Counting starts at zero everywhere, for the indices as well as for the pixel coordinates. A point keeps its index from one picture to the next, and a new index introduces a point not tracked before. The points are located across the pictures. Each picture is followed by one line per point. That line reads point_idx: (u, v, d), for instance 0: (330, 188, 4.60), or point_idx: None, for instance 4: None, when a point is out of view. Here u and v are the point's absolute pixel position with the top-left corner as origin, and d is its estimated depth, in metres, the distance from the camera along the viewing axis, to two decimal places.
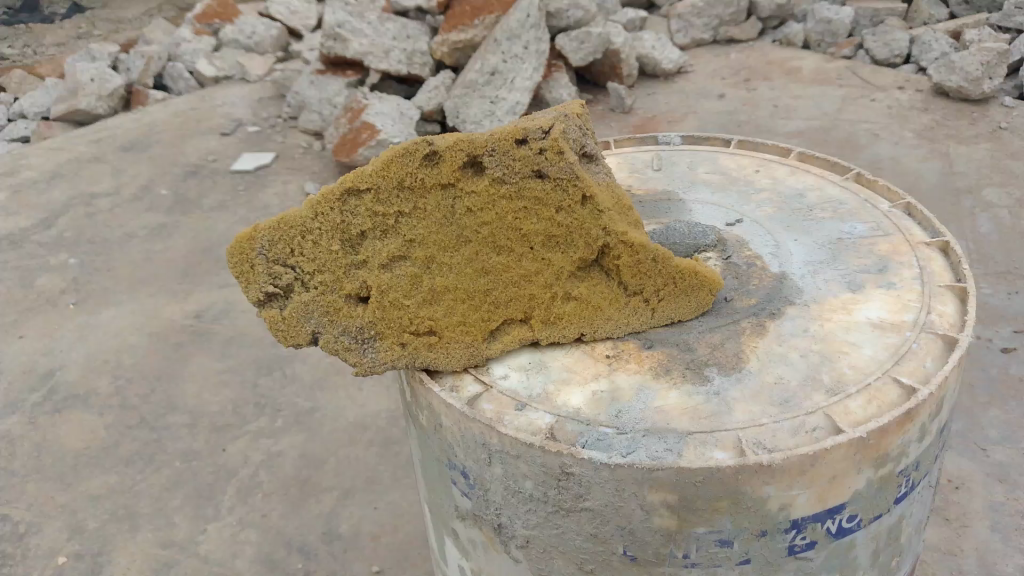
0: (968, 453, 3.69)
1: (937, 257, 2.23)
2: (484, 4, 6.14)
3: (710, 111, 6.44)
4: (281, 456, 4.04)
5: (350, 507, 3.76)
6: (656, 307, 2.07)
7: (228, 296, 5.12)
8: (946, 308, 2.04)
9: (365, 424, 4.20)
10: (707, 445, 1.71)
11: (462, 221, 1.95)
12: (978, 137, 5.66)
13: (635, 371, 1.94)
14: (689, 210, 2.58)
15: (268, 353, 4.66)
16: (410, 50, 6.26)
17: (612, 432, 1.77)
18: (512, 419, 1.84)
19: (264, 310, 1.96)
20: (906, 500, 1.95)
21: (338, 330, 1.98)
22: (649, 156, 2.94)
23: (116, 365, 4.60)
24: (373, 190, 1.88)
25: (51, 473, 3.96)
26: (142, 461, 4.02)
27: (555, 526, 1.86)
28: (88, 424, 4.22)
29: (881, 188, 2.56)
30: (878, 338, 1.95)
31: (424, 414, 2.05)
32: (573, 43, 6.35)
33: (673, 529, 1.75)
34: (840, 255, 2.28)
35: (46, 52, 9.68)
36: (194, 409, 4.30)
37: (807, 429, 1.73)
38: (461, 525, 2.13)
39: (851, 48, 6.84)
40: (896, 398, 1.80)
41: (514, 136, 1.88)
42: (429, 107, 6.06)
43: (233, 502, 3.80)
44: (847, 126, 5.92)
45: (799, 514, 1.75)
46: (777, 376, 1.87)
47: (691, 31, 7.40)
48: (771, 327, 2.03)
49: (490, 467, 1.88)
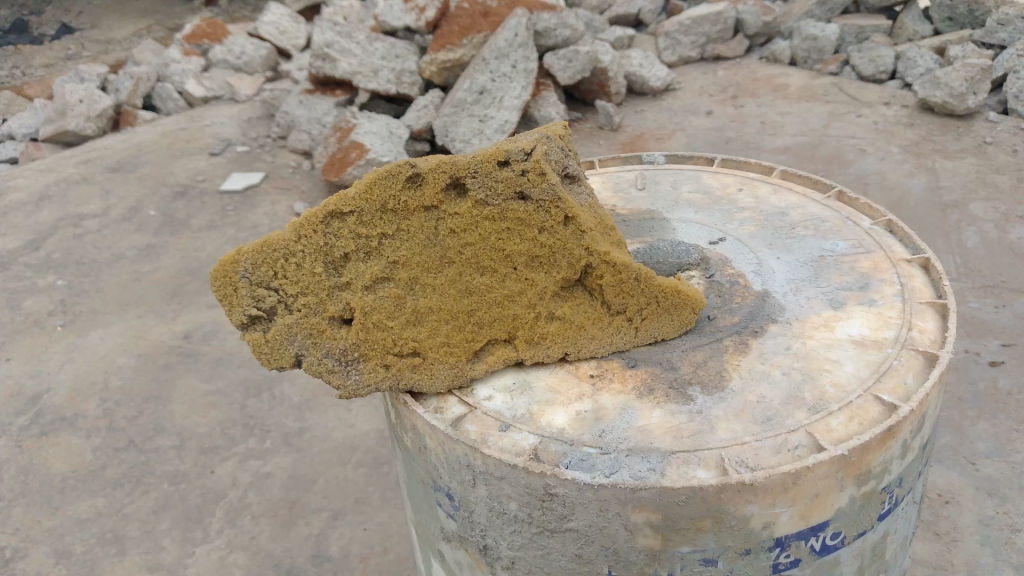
0: (958, 467, 3.69)
1: (918, 274, 2.25)
2: (473, 24, 6.21)
3: (698, 128, 6.49)
4: (270, 477, 4.02)
5: (340, 528, 3.75)
6: (639, 326, 2.08)
7: (217, 317, 5.10)
8: (927, 324, 2.06)
9: (355, 445, 4.19)
10: (690, 464, 1.72)
11: (445, 242, 1.96)
12: (963, 152, 5.71)
13: (618, 391, 1.94)
14: (673, 228, 2.59)
15: (257, 374, 4.65)
16: (399, 70, 6.28)
17: (595, 452, 1.77)
18: (496, 440, 1.84)
19: (246, 333, 1.96)
20: (889, 517, 1.96)
21: (321, 352, 1.97)
22: (634, 175, 2.96)
23: (104, 387, 4.58)
24: (356, 213, 1.90)
25: (38, 497, 3.93)
26: (130, 483, 4.00)
27: (539, 547, 1.86)
28: (76, 447, 4.19)
29: (863, 206, 2.59)
30: (859, 355, 1.97)
31: (408, 435, 2.05)
32: (560, 62, 6.40)
33: (657, 548, 1.75)
34: (822, 272, 2.30)
35: (35, 73, 9.69)
36: (182, 431, 4.28)
37: (789, 447, 1.74)
38: (448, 546, 2.12)
39: (837, 64, 6.90)
40: (878, 415, 1.81)
41: (496, 158, 1.90)
42: (418, 125, 6.10)
43: (221, 525, 3.78)
44: (833, 142, 5.97)
45: (782, 532, 1.76)
46: (759, 394, 1.88)
47: (677, 49, 7.46)
48: (754, 345, 2.04)
49: (474, 488, 1.88)
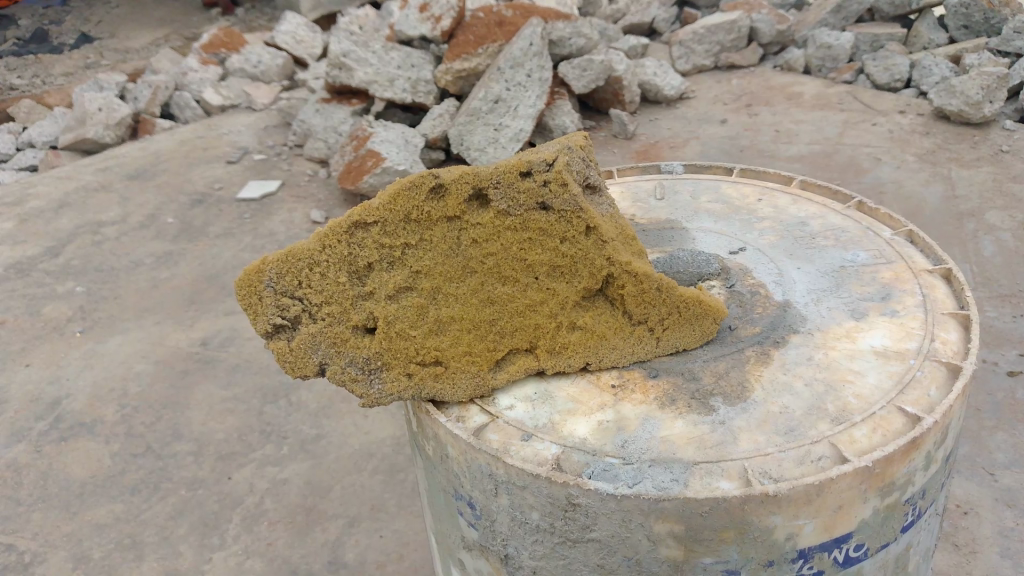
0: (976, 478, 3.67)
1: (940, 285, 2.25)
2: (488, 34, 6.29)
3: (713, 136, 6.49)
4: (287, 484, 4.04)
5: (356, 535, 3.76)
6: (661, 337, 2.08)
7: (234, 324, 5.13)
8: (949, 335, 2.05)
9: (370, 452, 4.21)
10: (713, 475, 1.72)
11: (467, 251, 1.97)
12: (980, 160, 5.69)
13: (640, 401, 1.95)
14: (692, 238, 2.60)
15: (273, 381, 4.68)
16: (415, 79, 6.32)
17: (618, 462, 1.77)
18: (518, 449, 1.85)
19: (271, 342, 1.97)
20: (912, 529, 1.95)
21: (345, 361, 1.99)
22: (652, 185, 2.97)
23: (122, 393, 4.62)
24: (380, 224, 1.91)
25: (57, 502, 3.96)
26: (148, 488, 4.02)
27: (561, 557, 1.86)
28: (95, 453, 4.23)
29: (883, 216, 2.58)
30: (882, 366, 1.96)
31: (430, 444, 2.06)
32: (576, 71, 6.42)
33: (680, 559, 1.75)
34: (843, 283, 2.29)
35: (55, 82, 9.78)
36: (199, 437, 4.31)
37: (812, 458, 1.73)
38: (469, 555, 2.13)
39: (852, 73, 6.89)
40: (901, 426, 1.80)
41: (518, 169, 1.91)
42: (434, 134, 6.13)
43: (238, 531, 3.80)
44: (849, 150, 5.95)
45: (805, 544, 1.75)
46: (782, 405, 1.88)
47: (692, 57, 7.46)
48: (776, 356, 2.04)
49: (496, 498, 1.88)
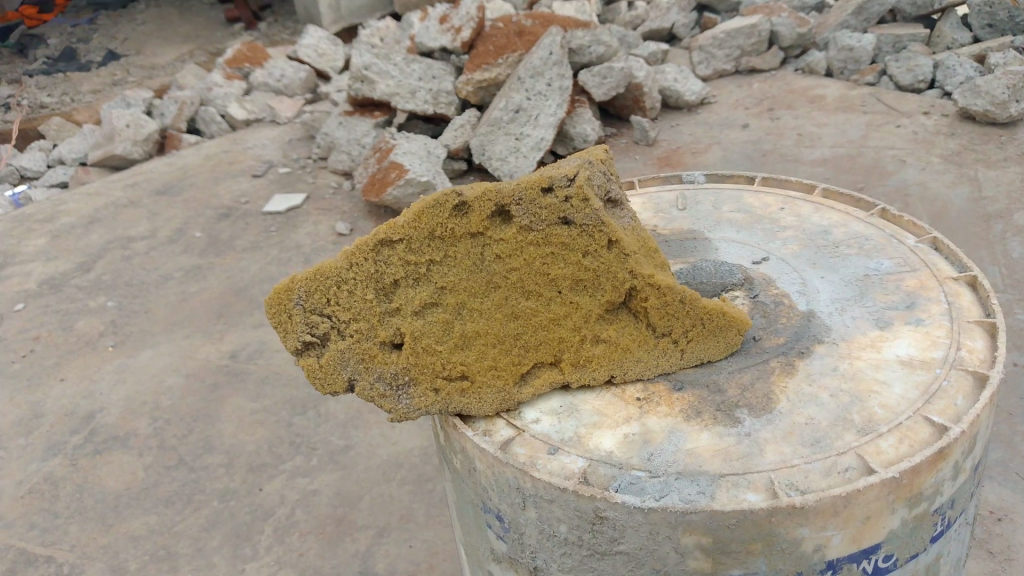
0: (1009, 483, 3.64)
1: (965, 292, 2.24)
2: (508, 44, 6.33)
3: (735, 141, 6.48)
4: (317, 495, 4.09)
5: (386, 545, 3.80)
6: (685, 348, 2.10)
7: (262, 336, 5.20)
8: (975, 344, 2.05)
9: (398, 462, 4.24)
10: (739, 487, 1.73)
11: (491, 267, 2.00)
12: (1007, 161, 5.64)
13: (665, 413, 1.96)
14: (715, 248, 2.61)
15: (301, 392, 4.73)
16: (436, 90, 6.37)
17: (644, 475, 1.79)
18: (545, 463, 1.87)
19: (301, 359, 2.01)
20: (942, 538, 1.94)
21: (373, 377, 2.02)
22: (674, 195, 2.98)
23: (154, 406, 4.69)
24: (405, 241, 1.95)
25: (92, 515, 4.04)
26: (181, 500, 4.09)
27: (590, 569, 1.88)
28: (129, 466, 4.30)
29: (907, 224, 2.58)
30: (907, 376, 1.97)
31: (457, 458, 2.09)
32: (595, 79, 6.45)
33: (707, 571, 1.76)
34: (868, 292, 2.30)
35: (83, 99, 9.96)
36: (230, 449, 4.37)
37: (839, 469, 1.74)
38: (498, 566, 2.15)
39: (874, 74, 6.84)
40: (928, 436, 1.80)
41: (540, 185, 1.93)
42: (456, 145, 6.18)
43: (270, 542, 3.85)
44: (873, 153, 5.92)
45: (833, 555, 1.76)
46: (807, 416, 1.89)
47: (712, 62, 7.46)
48: (800, 366, 2.05)
49: (524, 511, 1.91)
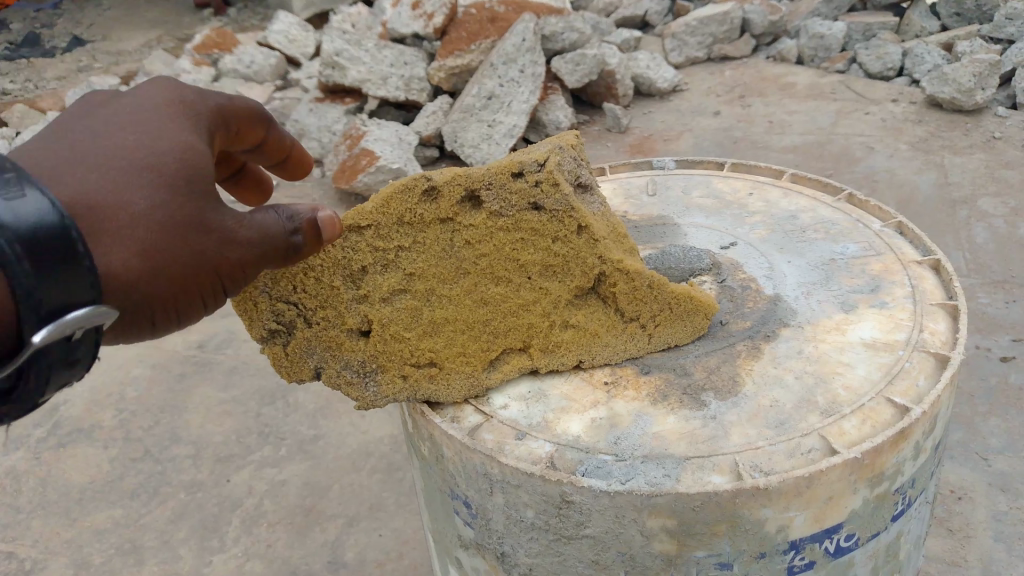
0: (969, 463, 3.70)
1: (929, 275, 2.26)
2: (480, 30, 6.32)
3: (706, 128, 6.50)
4: (285, 485, 4.06)
5: (355, 534, 3.78)
6: (653, 333, 2.11)
7: (230, 325, 5.14)
8: (938, 326, 2.07)
9: (369, 450, 4.23)
10: (705, 469, 1.73)
11: (460, 253, 1.98)
12: (972, 147, 5.71)
13: (632, 397, 1.97)
14: (683, 234, 2.61)
15: (270, 382, 4.69)
16: (407, 77, 6.34)
17: (610, 459, 1.79)
18: (512, 448, 1.86)
19: (266, 346, 1.98)
20: (903, 517, 1.97)
21: (340, 364, 2.01)
22: (643, 181, 2.98)
23: (120, 398, 4.63)
24: (373, 227, 1.91)
25: (56, 509, 3.99)
26: (147, 492, 4.04)
27: (556, 553, 1.88)
28: (94, 458, 4.25)
29: (873, 208, 2.60)
30: (872, 358, 1.98)
31: (425, 444, 2.08)
32: (568, 66, 6.44)
33: (672, 553, 1.77)
34: (834, 275, 2.31)
35: (47, 86, 9.76)
36: (197, 440, 4.33)
37: (803, 451, 1.75)
38: (465, 552, 2.15)
39: (844, 62, 6.90)
40: (890, 417, 1.82)
41: (509, 170, 1.91)
42: (428, 131, 6.17)
43: (238, 533, 3.82)
44: (842, 140, 5.97)
45: (796, 535, 1.77)
46: (772, 399, 1.90)
47: (685, 49, 7.44)
48: (766, 350, 2.06)
49: (491, 496, 1.90)
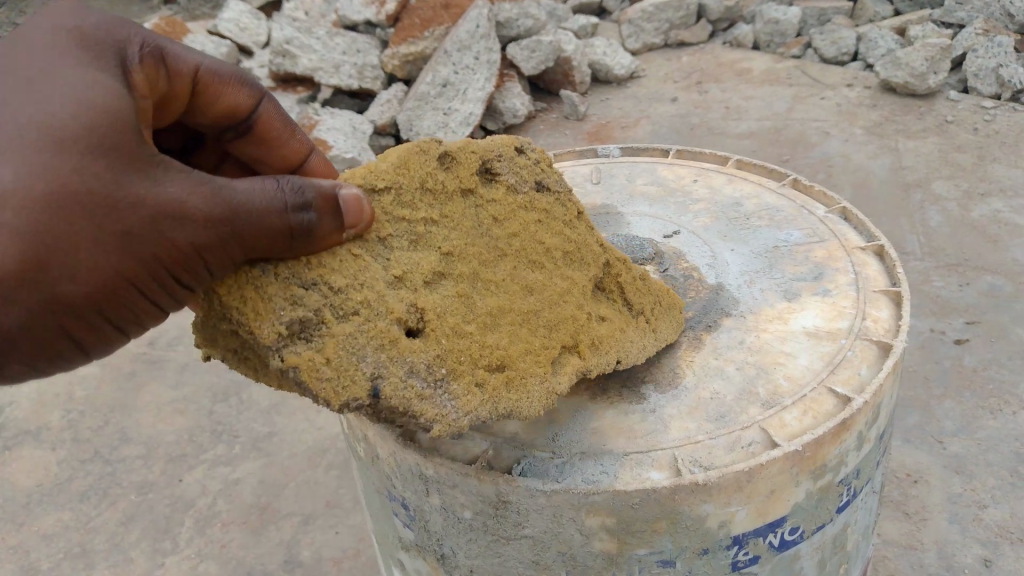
0: (925, 446, 3.72)
1: (872, 262, 2.24)
2: (434, 17, 6.20)
3: (664, 115, 6.47)
4: (239, 484, 3.97)
5: (311, 533, 3.70)
6: (659, 331, 1.97)
7: (181, 322, 5.01)
8: (881, 313, 2.04)
9: (324, 447, 4.14)
10: (643, 465, 1.69)
11: (491, 231, 1.78)
12: (926, 131, 5.75)
13: (571, 391, 1.90)
14: (626, 223, 2.56)
15: (223, 379, 4.58)
16: (361, 64, 6.21)
17: (547, 456, 1.73)
18: (447, 447, 1.78)
19: (286, 360, 1.43)
20: (849, 508, 1.95)
21: (402, 371, 1.50)
22: (588, 169, 2.93)
23: (68, 398, 4.49)
24: (395, 187, 1.68)
25: (1, 514, 3.85)
26: (97, 495, 3.92)
27: (495, 554, 1.82)
28: (40, 461, 4.11)
29: (817, 194, 2.57)
30: (813, 347, 1.95)
31: (362, 446, 2.01)
32: (524, 52, 6.35)
33: (613, 552, 1.73)
34: (776, 263, 2.28)
35: None
36: (148, 440, 4.21)
37: (742, 444, 1.71)
38: (407, 555, 2.09)
39: (800, 47, 6.92)
40: (832, 408, 1.79)
41: (513, 145, 1.90)
42: (383, 120, 6.01)
43: (191, 534, 3.72)
44: (798, 125, 5.97)
45: (739, 530, 1.74)
46: (712, 391, 1.86)
47: (641, 35, 7.40)
48: (706, 341, 2.02)
49: (428, 498, 1.85)
